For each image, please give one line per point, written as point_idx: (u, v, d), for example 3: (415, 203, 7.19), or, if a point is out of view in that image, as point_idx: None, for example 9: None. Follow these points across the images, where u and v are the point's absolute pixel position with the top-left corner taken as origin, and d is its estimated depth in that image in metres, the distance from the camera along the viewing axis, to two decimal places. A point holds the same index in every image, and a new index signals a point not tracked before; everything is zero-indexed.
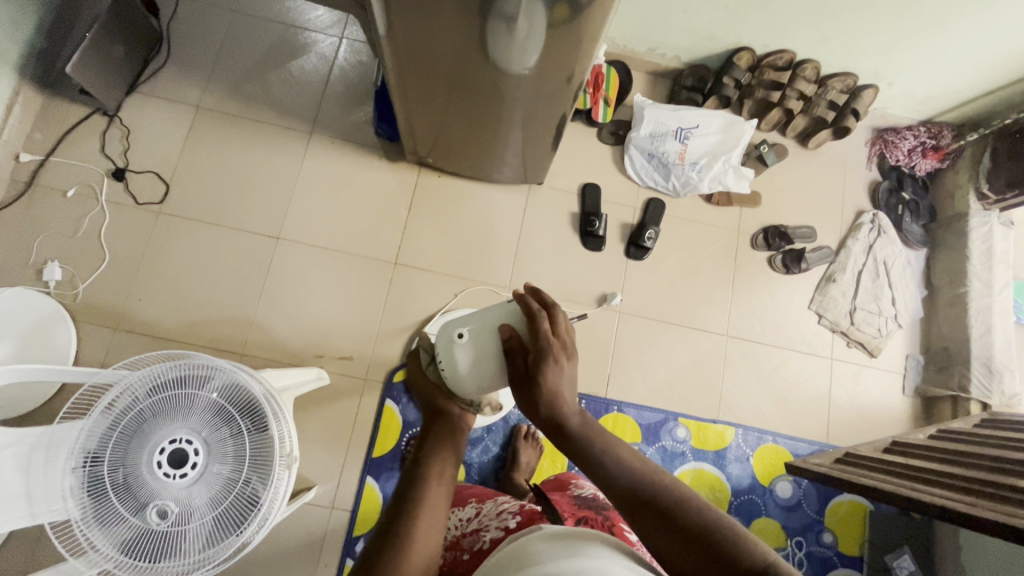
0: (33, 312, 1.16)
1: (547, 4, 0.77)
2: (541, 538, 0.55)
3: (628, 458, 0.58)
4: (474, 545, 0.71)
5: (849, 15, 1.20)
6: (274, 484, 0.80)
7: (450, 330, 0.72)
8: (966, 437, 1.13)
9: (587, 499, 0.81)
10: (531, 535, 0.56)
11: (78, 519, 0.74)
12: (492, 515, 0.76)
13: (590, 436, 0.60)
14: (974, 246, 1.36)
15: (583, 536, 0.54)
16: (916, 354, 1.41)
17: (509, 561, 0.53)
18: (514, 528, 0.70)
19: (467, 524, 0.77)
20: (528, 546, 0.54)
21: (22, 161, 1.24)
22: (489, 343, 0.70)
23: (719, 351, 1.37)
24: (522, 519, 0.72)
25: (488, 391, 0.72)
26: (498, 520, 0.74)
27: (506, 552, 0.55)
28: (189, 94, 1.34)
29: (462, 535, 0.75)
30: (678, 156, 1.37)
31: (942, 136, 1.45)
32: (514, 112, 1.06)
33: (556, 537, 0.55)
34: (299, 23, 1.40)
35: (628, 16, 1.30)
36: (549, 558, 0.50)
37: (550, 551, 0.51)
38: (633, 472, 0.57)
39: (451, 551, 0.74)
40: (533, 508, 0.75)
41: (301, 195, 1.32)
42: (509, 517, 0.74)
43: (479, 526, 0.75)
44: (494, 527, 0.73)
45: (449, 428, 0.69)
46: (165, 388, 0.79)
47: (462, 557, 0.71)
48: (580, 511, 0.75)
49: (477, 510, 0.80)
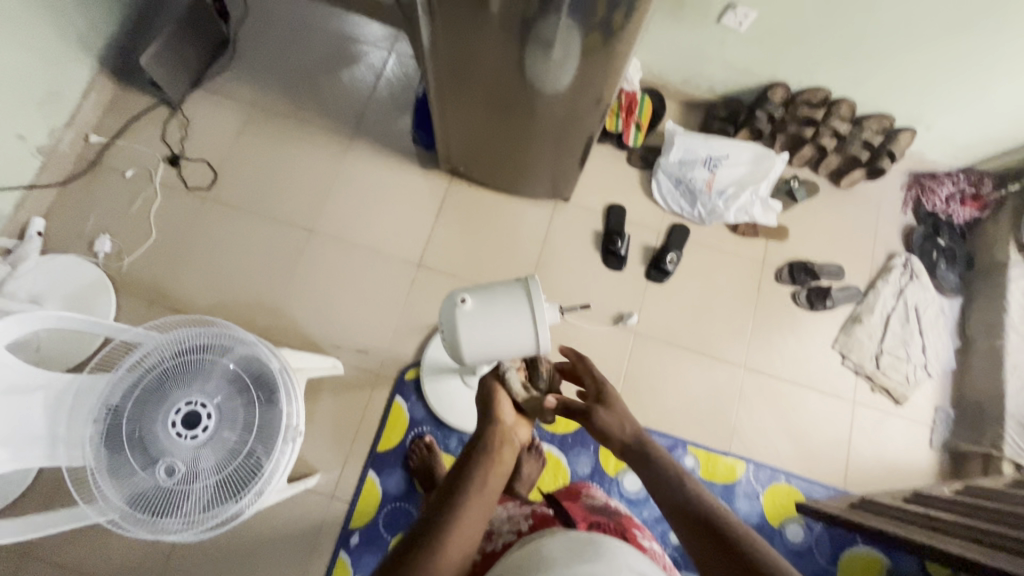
0: (82, 279, 1.24)
1: (583, 31, 0.82)
2: (553, 541, 0.54)
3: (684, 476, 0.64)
4: (487, 546, 0.70)
5: (887, 56, 1.21)
6: (276, 456, 0.82)
7: (455, 295, 0.75)
8: (996, 494, 1.07)
9: (598, 504, 0.79)
10: (545, 538, 0.55)
11: (93, 467, 0.78)
12: (503, 517, 0.75)
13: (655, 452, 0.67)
14: (1013, 298, 1.31)
15: (597, 539, 0.53)
16: (946, 408, 1.34)
17: (520, 565, 0.52)
18: (525, 531, 0.70)
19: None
20: (541, 548, 0.53)
21: (90, 142, 1.35)
22: (493, 315, 0.73)
23: (735, 382, 1.34)
24: (533, 522, 0.71)
25: (494, 353, 0.75)
26: (509, 523, 0.73)
27: (519, 552, 0.55)
28: (247, 94, 1.44)
29: None
30: (705, 183, 1.38)
31: (982, 185, 1.41)
32: (546, 130, 1.10)
33: (570, 539, 0.53)
34: (354, 36, 1.50)
35: (666, 47, 1.34)
36: (562, 566, 0.49)
37: (563, 558, 0.50)
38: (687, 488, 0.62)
39: None
40: (544, 512, 0.74)
41: (338, 192, 1.39)
42: (522, 519, 0.73)
43: (490, 528, 0.74)
44: (507, 530, 0.71)
45: (495, 444, 0.66)
46: (188, 353, 0.83)
47: (474, 558, 0.70)
48: (592, 516, 0.73)
49: None
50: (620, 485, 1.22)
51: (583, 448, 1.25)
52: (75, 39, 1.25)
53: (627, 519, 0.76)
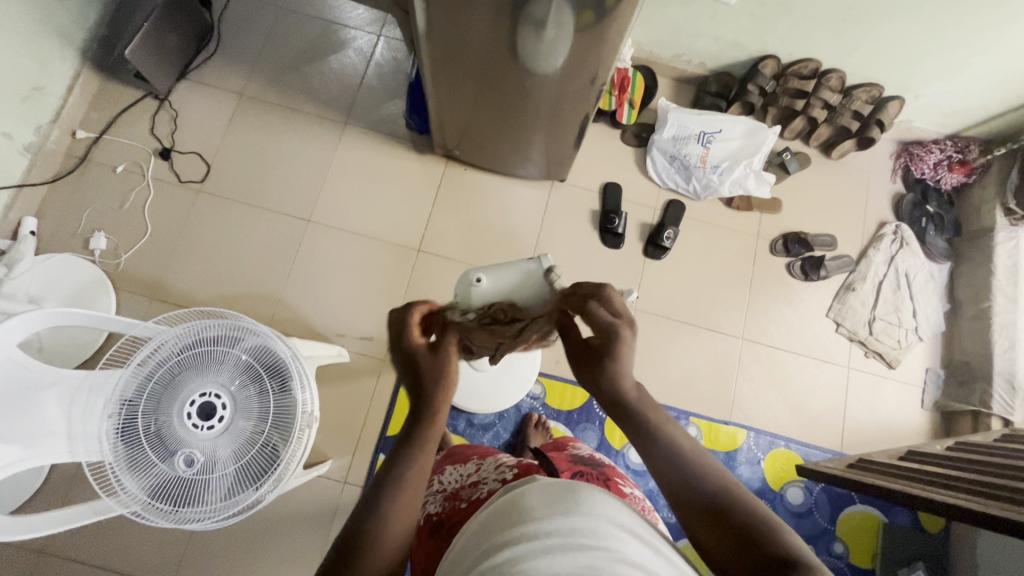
0: (80, 277, 1.23)
1: (576, 8, 0.82)
2: (536, 491, 0.53)
3: (679, 435, 0.56)
4: (473, 494, 0.71)
5: (875, 25, 1.22)
6: (294, 442, 0.83)
7: (470, 276, 0.77)
8: (985, 448, 1.12)
9: (581, 458, 0.81)
10: (527, 486, 0.55)
11: (111, 461, 0.78)
12: (491, 469, 0.76)
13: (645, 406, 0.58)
14: (999, 261, 1.35)
15: (579, 488, 0.53)
16: (936, 369, 1.39)
17: (501, 514, 0.52)
18: (511, 478, 0.70)
19: (466, 478, 0.77)
20: (523, 496, 0.53)
21: (77, 138, 1.33)
22: (504, 291, 0.78)
23: (735, 353, 1.37)
24: (518, 471, 0.71)
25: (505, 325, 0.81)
26: (495, 473, 0.73)
27: (498, 506, 0.54)
28: (234, 83, 1.42)
29: (461, 486, 0.75)
30: (699, 159, 1.39)
31: (969, 150, 1.43)
32: (540, 109, 1.10)
33: (552, 488, 0.53)
34: (339, 20, 1.47)
35: (655, 22, 1.34)
36: (541, 516, 0.48)
37: (541, 512, 0.49)
38: (679, 449, 0.55)
39: (449, 501, 0.74)
40: (530, 463, 0.75)
41: (334, 181, 1.38)
42: (507, 469, 0.73)
43: (478, 479, 0.74)
44: (493, 479, 0.72)
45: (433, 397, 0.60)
46: (197, 345, 0.83)
47: (460, 506, 0.71)
48: (576, 467, 0.77)
49: (477, 466, 0.79)
50: (626, 457, 1.26)
51: (589, 423, 1.28)
52: (55, 31, 1.22)
53: (610, 469, 0.79)
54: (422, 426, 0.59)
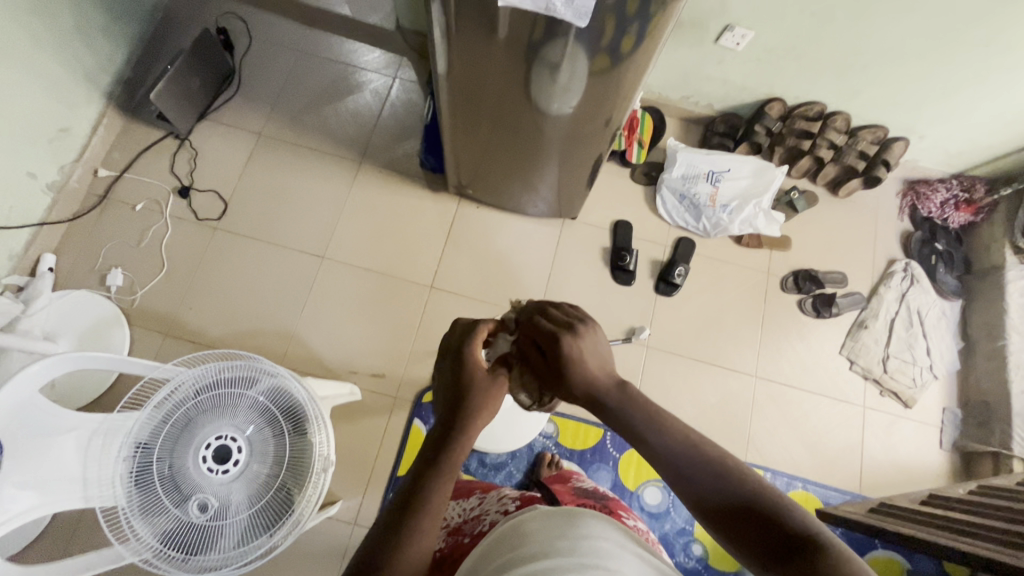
0: (95, 313, 1.24)
1: (590, 53, 0.84)
2: (535, 517, 0.53)
3: (674, 431, 0.58)
4: (475, 528, 0.69)
5: (879, 69, 1.25)
6: (310, 488, 0.82)
7: None
8: (1009, 493, 1.10)
9: (585, 491, 0.79)
10: (526, 514, 0.55)
11: (124, 507, 0.77)
12: (494, 502, 0.74)
13: (634, 409, 0.61)
14: (1011, 299, 1.35)
15: (577, 513, 0.53)
16: (953, 408, 1.37)
17: (502, 540, 0.52)
18: (512, 509, 0.68)
19: (469, 512, 0.75)
20: (523, 523, 0.53)
21: (99, 176, 1.35)
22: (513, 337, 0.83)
23: (748, 392, 1.36)
24: (521, 502, 0.69)
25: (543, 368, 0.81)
26: (497, 505, 0.72)
27: (499, 534, 0.54)
28: (253, 123, 1.45)
29: (464, 521, 0.74)
30: (709, 198, 1.41)
31: (975, 190, 1.46)
32: (553, 149, 1.12)
33: (551, 514, 0.53)
34: (356, 63, 1.52)
35: (663, 65, 1.37)
36: (542, 538, 0.49)
37: (542, 533, 0.49)
38: (679, 442, 0.56)
39: (452, 536, 0.72)
40: (533, 495, 0.73)
41: (348, 218, 1.40)
42: (509, 501, 0.71)
43: (480, 512, 0.73)
44: (495, 511, 0.70)
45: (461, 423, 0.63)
46: (216, 386, 0.83)
47: (462, 540, 0.68)
48: (579, 499, 0.74)
49: (480, 501, 0.77)
50: (640, 499, 1.23)
51: (602, 463, 1.26)
52: (81, 74, 1.26)
53: (613, 502, 0.77)
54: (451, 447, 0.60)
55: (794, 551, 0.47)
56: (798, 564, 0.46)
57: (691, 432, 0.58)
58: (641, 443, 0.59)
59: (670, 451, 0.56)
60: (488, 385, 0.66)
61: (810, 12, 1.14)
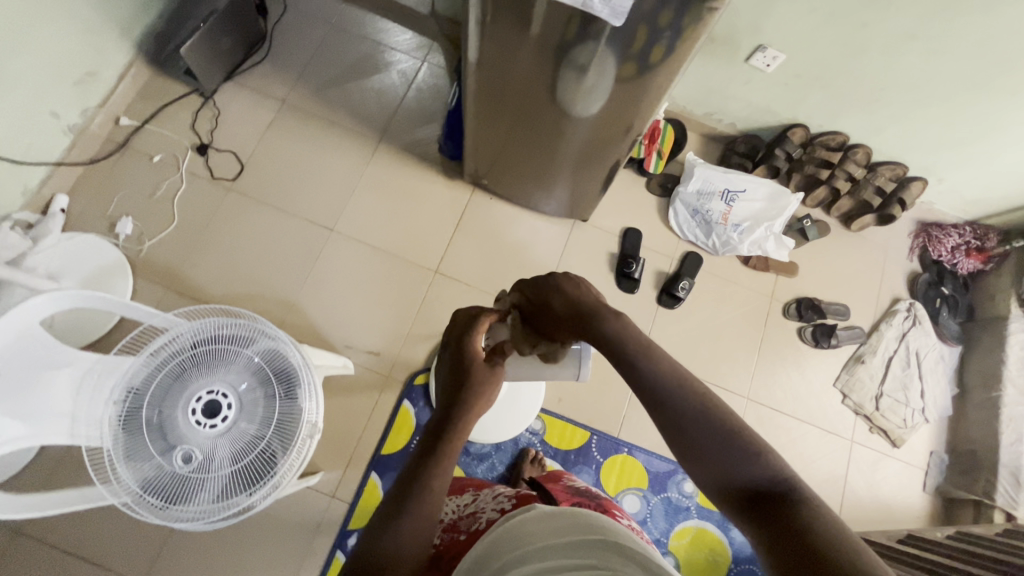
0: (101, 258, 1.24)
1: (620, 58, 0.84)
2: (533, 519, 0.55)
3: (697, 399, 0.56)
4: (471, 525, 0.67)
5: (906, 107, 1.25)
6: (294, 452, 0.82)
7: None
8: (987, 542, 1.10)
9: (578, 490, 0.78)
10: (523, 513, 0.57)
11: (110, 449, 0.78)
12: (489, 499, 0.73)
13: (650, 363, 0.59)
14: (1011, 351, 1.35)
15: (576, 513, 0.55)
16: (940, 453, 1.37)
17: (503, 539, 0.54)
18: (510, 509, 0.66)
19: (464, 509, 0.75)
20: (521, 525, 0.55)
21: (120, 124, 1.36)
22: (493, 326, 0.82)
23: (738, 413, 1.36)
24: (518, 502, 0.68)
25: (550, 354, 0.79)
26: (493, 503, 0.71)
27: (502, 529, 0.56)
28: (278, 89, 1.46)
29: (459, 518, 0.73)
30: (721, 216, 1.41)
31: (987, 239, 1.46)
32: (571, 150, 1.12)
33: (551, 515, 0.55)
34: (386, 42, 1.52)
35: (691, 79, 1.38)
36: (542, 541, 0.51)
37: (542, 535, 0.52)
38: (699, 411, 0.55)
39: (447, 532, 0.70)
40: (529, 494, 0.72)
41: (361, 194, 1.40)
42: (506, 499, 0.71)
43: (476, 509, 0.72)
44: (491, 509, 0.69)
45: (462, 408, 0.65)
46: (211, 342, 0.84)
47: (458, 537, 0.67)
48: (574, 497, 0.73)
49: (474, 497, 0.77)
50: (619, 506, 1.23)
51: (586, 465, 1.26)
52: (114, 21, 1.27)
53: (608, 501, 0.76)
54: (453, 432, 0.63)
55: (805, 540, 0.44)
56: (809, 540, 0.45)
57: (713, 404, 0.56)
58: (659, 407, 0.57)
59: (689, 418, 0.55)
60: (486, 376, 0.69)
61: (843, 42, 1.14)
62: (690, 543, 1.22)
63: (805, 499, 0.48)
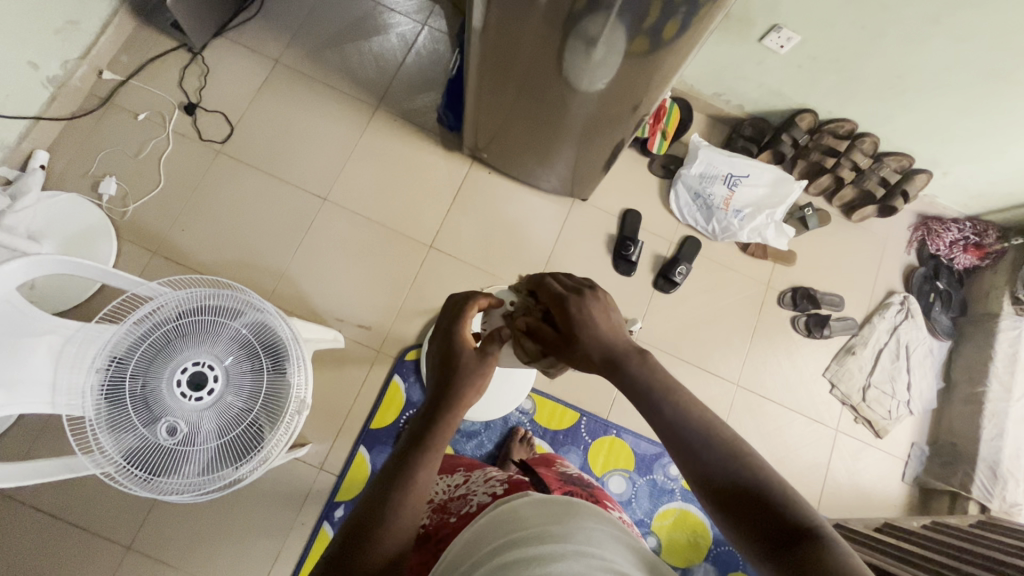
0: (83, 220, 1.20)
1: (630, 34, 0.80)
2: (526, 504, 0.54)
3: (688, 407, 0.59)
4: (462, 508, 0.67)
5: (918, 97, 1.22)
6: (283, 426, 0.82)
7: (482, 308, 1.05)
8: (962, 533, 1.13)
9: (570, 477, 0.78)
10: (516, 501, 0.56)
11: (92, 419, 0.76)
12: (480, 482, 0.73)
13: (649, 376, 0.62)
14: (1000, 349, 1.36)
15: (569, 503, 0.55)
16: (922, 444, 1.40)
17: (493, 525, 0.53)
18: (502, 493, 0.66)
19: (454, 490, 0.74)
20: (514, 510, 0.54)
21: (103, 78, 1.30)
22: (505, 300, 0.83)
23: (727, 399, 1.36)
24: (509, 486, 0.68)
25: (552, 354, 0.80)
26: (485, 486, 0.70)
27: (493, 514, 0.55)
28: (271, 48, 1.39)
29: (450, 499, 0.72)
30: (723, 200, 1.39)
31: (986, 235, 1.45)
32: (575, 126, 1.09)
33: (544, 503, 0.55)
34: (385, 3, 1.45)
35: (701, 58, 1.33)
36: (537, 525, 0.50)
37: (537, 520, 0.51)
38: (688, 418, 0.58)
39: (438, 513, 0.70)
40: (521, 479, 0.71)
41: (355, 162, 1.36)
42: (497, 484, 0.70)
43: (468, 491, 0.71)
44: (482, 493, 0.69)
45: (450, 399, 0.62)
46: (198, 312, 0.81)
47: (448, 519, 0.66)
48: (566, 486, 0.73)
49: (466, 479, 0.77)
50: (605, 486, 1.25)
51: (574, 445, 1.27)
52: None
53: (599, 491, 0.76)
54: (439, 424, 0.60)
55: (800, 539, 0.48)
56: (795, 548, 0.48)
57: (704, 411, 0.58)
58: (653, 410, 0.60)
59: (686, 429, 0.57)
60: (475, 366, 0.65)
61: (862, 26, 1.10)
62: (673, 524, 1.24)
63: (794, 508, 0.50)
